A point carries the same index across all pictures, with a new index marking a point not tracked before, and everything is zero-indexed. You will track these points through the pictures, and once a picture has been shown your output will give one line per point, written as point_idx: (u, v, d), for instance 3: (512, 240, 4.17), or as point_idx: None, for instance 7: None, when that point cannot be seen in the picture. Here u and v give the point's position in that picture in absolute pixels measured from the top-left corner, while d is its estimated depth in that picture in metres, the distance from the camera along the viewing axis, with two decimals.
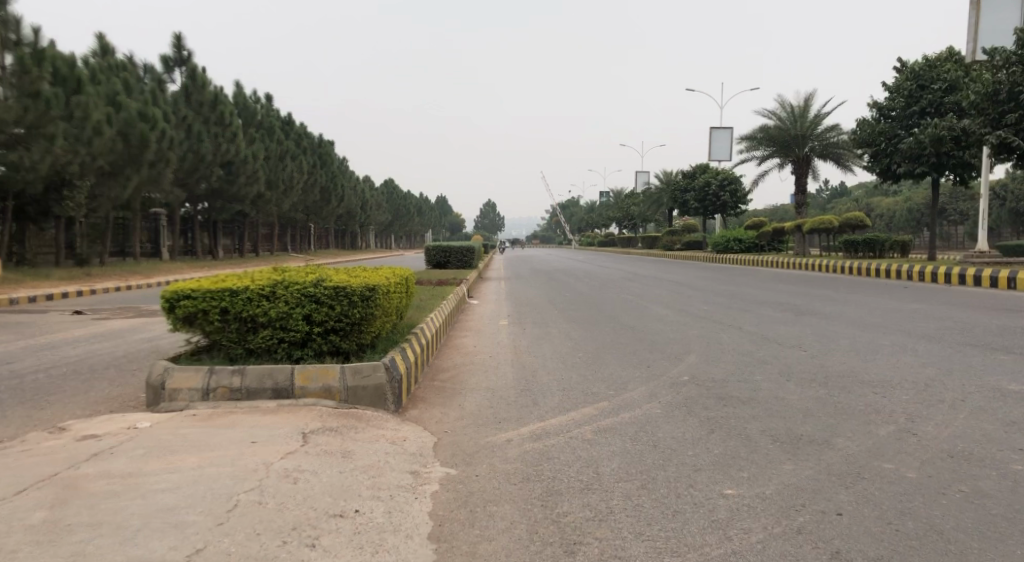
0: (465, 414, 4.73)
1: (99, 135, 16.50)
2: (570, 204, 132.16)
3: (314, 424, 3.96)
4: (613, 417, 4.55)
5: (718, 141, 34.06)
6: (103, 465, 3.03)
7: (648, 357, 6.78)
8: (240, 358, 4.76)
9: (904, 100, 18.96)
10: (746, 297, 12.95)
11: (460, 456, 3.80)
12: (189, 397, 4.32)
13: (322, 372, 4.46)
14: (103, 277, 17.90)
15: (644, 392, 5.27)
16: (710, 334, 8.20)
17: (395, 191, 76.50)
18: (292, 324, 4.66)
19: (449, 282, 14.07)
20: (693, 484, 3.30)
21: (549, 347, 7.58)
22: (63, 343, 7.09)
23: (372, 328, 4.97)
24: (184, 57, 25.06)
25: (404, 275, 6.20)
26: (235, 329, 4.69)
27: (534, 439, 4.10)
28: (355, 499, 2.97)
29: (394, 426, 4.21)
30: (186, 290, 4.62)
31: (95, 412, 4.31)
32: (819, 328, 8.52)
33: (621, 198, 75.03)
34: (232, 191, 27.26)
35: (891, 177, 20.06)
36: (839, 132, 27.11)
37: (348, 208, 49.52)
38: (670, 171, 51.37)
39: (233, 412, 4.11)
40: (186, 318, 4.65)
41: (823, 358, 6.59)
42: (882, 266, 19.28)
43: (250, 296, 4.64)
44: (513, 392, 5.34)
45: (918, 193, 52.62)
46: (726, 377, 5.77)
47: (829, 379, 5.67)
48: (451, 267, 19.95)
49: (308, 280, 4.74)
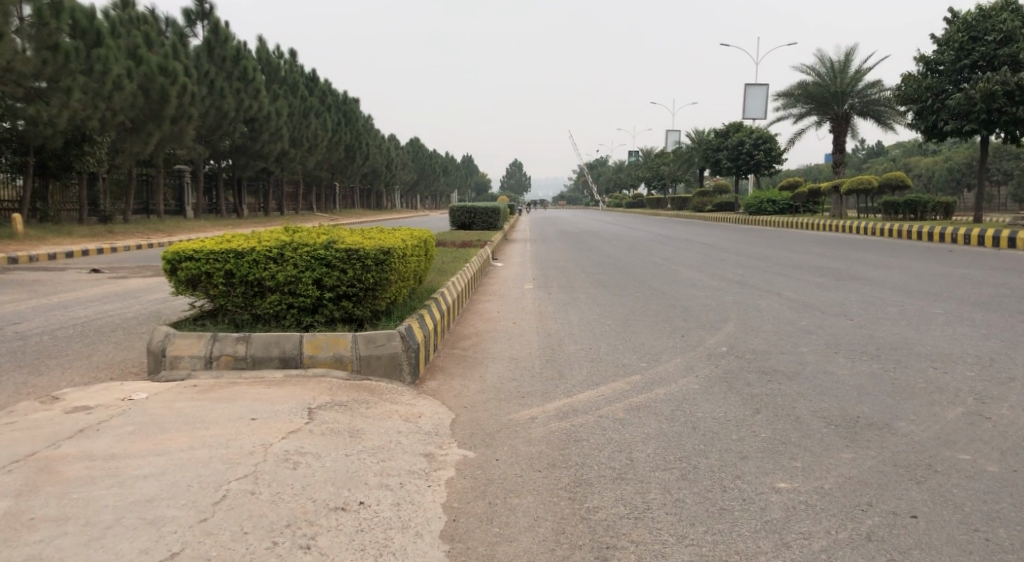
0: (485, 388, 4.39)
1: (119, 90, 16.34)
2: (598, 164, 130.05)
3: (322, 399, 3.65)
4: (646, 393, 4.17)
5: (753, 98, 32.67)
6: (87, 445, 2.78)
7: (682, 325, 6.34)
8: (247, 325, 4.46)
9: (954, 54, 17.61)
10: (783, 260, 12.31)
11: (479, 437, 3.45)
12: (191, 365, 4.04)
13: (333, 341, 4.16)
14: (126, 235, 17.86)
15: (680, 364, 4.87)
16: (748, 301, 7.71)
17: (422, 150, 75.73)
18: (302, 289, 4.34)
19: (472, 243, 13.68)
20: (740, 476, 2.92)
21: (576, 313, 7.21)
22: (76, 302, 6.92)
23: (387, 293, 4.62)
24: (207, 10, 24.56)
25: (423, 237, 5.83)
26: (242, 293, 4.39)
27: (560, 418, 3.73)
28: (361, 488, 2.65)
29: (408, 401, 3.89)
30: (188, 252, 4.32)
31: (94, 380, 4.09)
32: (865, 295, 7.96)
33: (650, 158, 73.29)
34: (255, 149, 27.03)
35: (937, 136, 18.78)
36: (881, 88, 25.66)
37: (373, 167, 49.10)
38: (702, 130, 49.73)
39: (235, 383, 3.82)
40: (188, 282, 4.36)
41: (873, 327, 6.08)
42: (925, 229, 18.32)
43: (256, 258, 4.31)
44: (538, 363, 4.98)
45: (961, 151, 50.14)
46: (768, 349, 5.33)
47: (883, 350, 5.18)
48: (476, 228, 19.53)
49: (319, 241, 4.39)
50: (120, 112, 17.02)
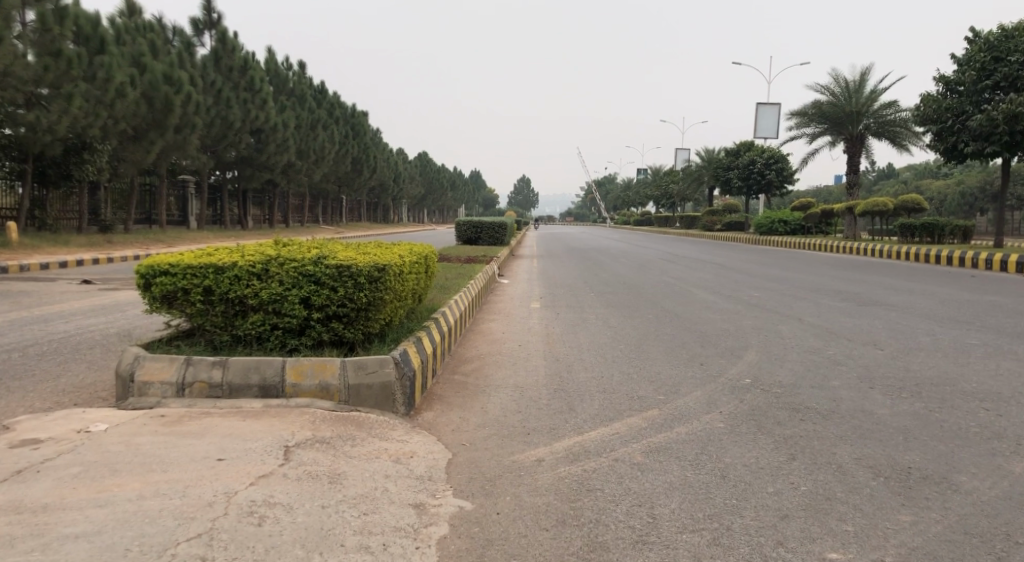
0: (487, 421, 3.97)
1: (121, 97, 16.21)
2: (607, 182, 130.30)
3: (303, 435, 3.25)
4: (665, 432, 3.73)
5: (765, 118, 32.34)
6: (18, 492, 2.37)
7: (700, 352, 5.90)
8: (227, 347, 4.07)
9: (976, 74, 17.15)
10: (800, 283, 11.85)
11: (478, 483, 3.03)
12: (161, 393, 3.65)
13: (319, 367, 3.77)
14: (124, 245, 17.60)
15: (701, 398, 4.42)
16: (767, 327, 7.27)
17: (430, 164, 75.66)
18: (287, 308, 3.97)
19: (478, 259, 13.29)
20: (782, 542, 2.48)
21: (586, 335, 6.79)
22: (58, 316, 6.55)
23: (381, 314, 4.23)
24: (214, 20, 24.52)
25: (423, 252, 5.47)
26: (222, 312, 4.00)
27: (569, 461, 3.31)
28: (335, 551, 2.23)
29: (399, 438, 3.47)
30: (164, 266, 3.94)
31: (55, 406, 3.69)
32: (892, 322, 7.50)
33: (659, 176, 73.01)
34: (262, 160, 26.87)
35: (957, 157, 18.35)
36: (897, 109, 25.29)
37: (381, 180, 49.04)
38: (711, 149, 49.40)
39: (206, 414, 3.43)
40: (162, 298, 3.97)
41: (906, 358, 5.63)
42: (943, 252, 17.79)
43: (238, 274, 3.93)
44: (545, 393, 4.56)
45: (973, 175, 49.65)
46: (795, 381, 4.87)
47: (923, 386, 4.72)
48: (482, 243, 19.17)
49: (308, 257, 4.03)
50: (122, 120, 16.88)
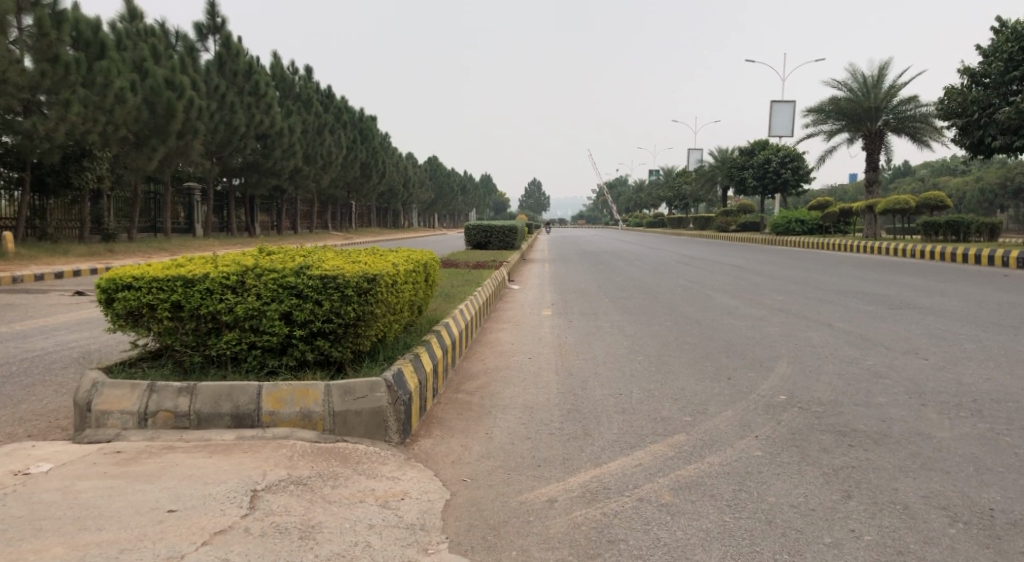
0: (492, 451, 3.50)
1: (121, 103, 16.03)
2: (618, 185, 129.81)
3: (276, 475, 2.85)
4: (695, 463, 3.20)
5: (779, 116, 31.67)
6: None
7: (724, 364, 5.40)
8: (200, 369, 3.70)
9: (1003, 65, 16.38)
10: (824, 285, 11.22)
11: (480, 532, 2.56)
12: (122, 423, 3.33)
13: (299, 393, 3.37)
14: (125, 253, 17.36)
15: (733, 418, 3.91)
16: (795, 333, 6.73)
17: (441, 169, 75.43)
18: (266, 326, 3.57)
19: (486, 264, 12.90)
20: None
21: (601, 346, 6.32)
22: (38, 331, 6.19)
23: (372, 331, 3.80)
24: (219, 24, 24.36)
25: (424, 260, 5.06)
26: (193, 330, 3.63)
27: (585, 502, 2.81)
28: None
29: (389, 475, 3.02)
30: (127, 279, 3.58)
31: (4, 439, 3.33)
32: (929, 326, 6.91)
33: (671, 178, 72.27)
34: (269, 166, 26.67)
35: (985, 152, 17.60)
36: (917, 104, 24.53)
37: (390, 185, 48.84)
38: (725, 148, 48.64)
39: (169, 450, 3.08)
40: (127, 315, 3.61)
41: (955, 363, 5.00)
42: (969, 251, 17.03)
43: (210, 287, 3.55)
44: (558, 415, 4.08)
45: (994, 171, 48.31)
46: (835, 394, 4.31)
47: (982, 400, 4.03)
48: (493, 248, 18.73)
49: (288, 267, 3.63)
50: (123, 126, 16.69)
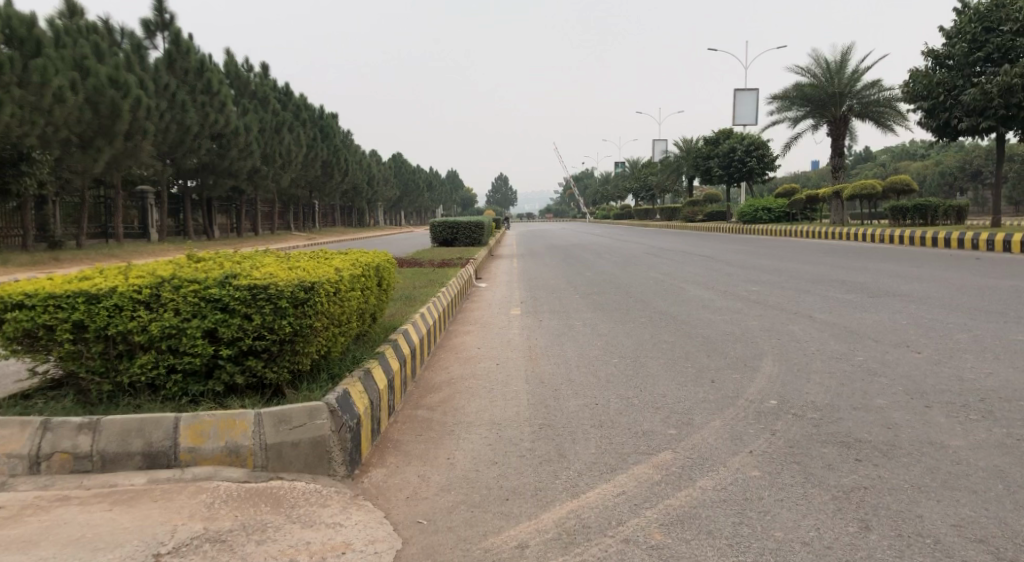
0: (454, 481, 3.04)
1: (61, 103, 15.11)
2: (585, 178, 130.19)
3: (189, 531, 2.36)
4: (688, 489, 2.80)
5: (743, 104, 31.72)
6: None
7: (706, 365, 5.02)
8: (111, 400, 3.16)
9: (966, 46, 16.44)
10: (798, 274, 10.98)
11: None
12: (11, 469, 2.79)
13: (224, 425, 2.87)
14: (72, 261, 16.42)
15: (723, 430, 3.51)
16: (776, 328, 6.41)
17: (406, 165, 74.32)
18: (187, 346, 3.05)
19: (452, 262, 12.43)
20: None
21: (574, 348, 5.88)
22: None
23: (311, 348, 3.30)
24: (167, 20, 23.26)
25: (376, 264, 4.58)
26: (99, 353, 3.09)
27: (563, 546, 2.38)
28: None
29: (328, 522, 2.54)
30: (17, 296, 3.03)
31: None
32: (913, 315, 6.65)
33: (637, 169, 72.30)
34: (225, 166, 25.73)
35: (949, 134, 17.70)
36: (880, 88, 24.67)
37: (354, 183, 47.80)
38: (690, 138, 48.64)
39: (61, 502, 2.56)
40: (21, 338, 3.05)
41: (949, 356, 4.71)
42: (938, 235, 17.02)
43: (119, 303, 3.02)
44: (528, 433, 3.64)
45: (952, 154, 49.42)
46: (830, 396, 3.95)
47: (990, 398, 3.70)
48: (459, 244, 18.21)
49: (212, 277, 3.12)
50: (64, 128, 15.73)
